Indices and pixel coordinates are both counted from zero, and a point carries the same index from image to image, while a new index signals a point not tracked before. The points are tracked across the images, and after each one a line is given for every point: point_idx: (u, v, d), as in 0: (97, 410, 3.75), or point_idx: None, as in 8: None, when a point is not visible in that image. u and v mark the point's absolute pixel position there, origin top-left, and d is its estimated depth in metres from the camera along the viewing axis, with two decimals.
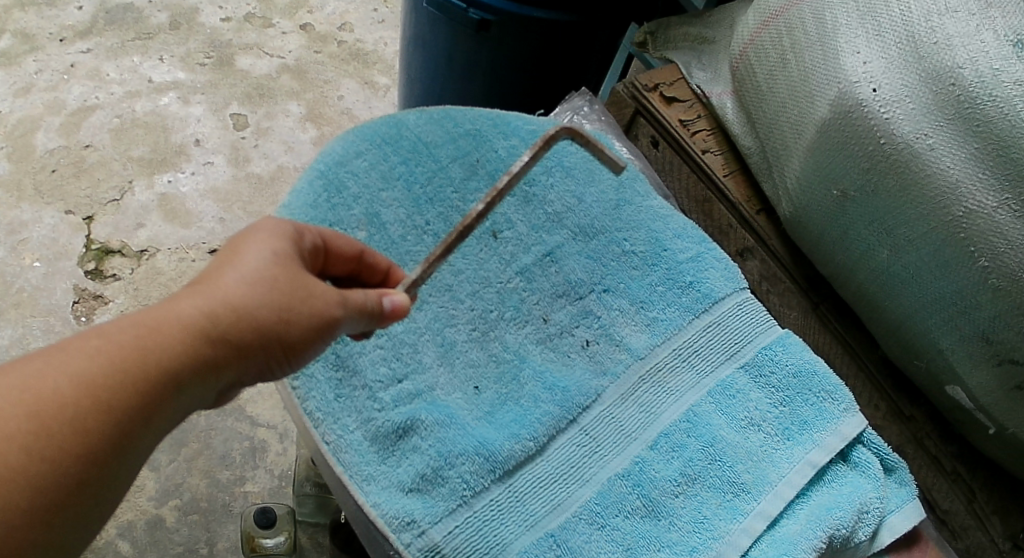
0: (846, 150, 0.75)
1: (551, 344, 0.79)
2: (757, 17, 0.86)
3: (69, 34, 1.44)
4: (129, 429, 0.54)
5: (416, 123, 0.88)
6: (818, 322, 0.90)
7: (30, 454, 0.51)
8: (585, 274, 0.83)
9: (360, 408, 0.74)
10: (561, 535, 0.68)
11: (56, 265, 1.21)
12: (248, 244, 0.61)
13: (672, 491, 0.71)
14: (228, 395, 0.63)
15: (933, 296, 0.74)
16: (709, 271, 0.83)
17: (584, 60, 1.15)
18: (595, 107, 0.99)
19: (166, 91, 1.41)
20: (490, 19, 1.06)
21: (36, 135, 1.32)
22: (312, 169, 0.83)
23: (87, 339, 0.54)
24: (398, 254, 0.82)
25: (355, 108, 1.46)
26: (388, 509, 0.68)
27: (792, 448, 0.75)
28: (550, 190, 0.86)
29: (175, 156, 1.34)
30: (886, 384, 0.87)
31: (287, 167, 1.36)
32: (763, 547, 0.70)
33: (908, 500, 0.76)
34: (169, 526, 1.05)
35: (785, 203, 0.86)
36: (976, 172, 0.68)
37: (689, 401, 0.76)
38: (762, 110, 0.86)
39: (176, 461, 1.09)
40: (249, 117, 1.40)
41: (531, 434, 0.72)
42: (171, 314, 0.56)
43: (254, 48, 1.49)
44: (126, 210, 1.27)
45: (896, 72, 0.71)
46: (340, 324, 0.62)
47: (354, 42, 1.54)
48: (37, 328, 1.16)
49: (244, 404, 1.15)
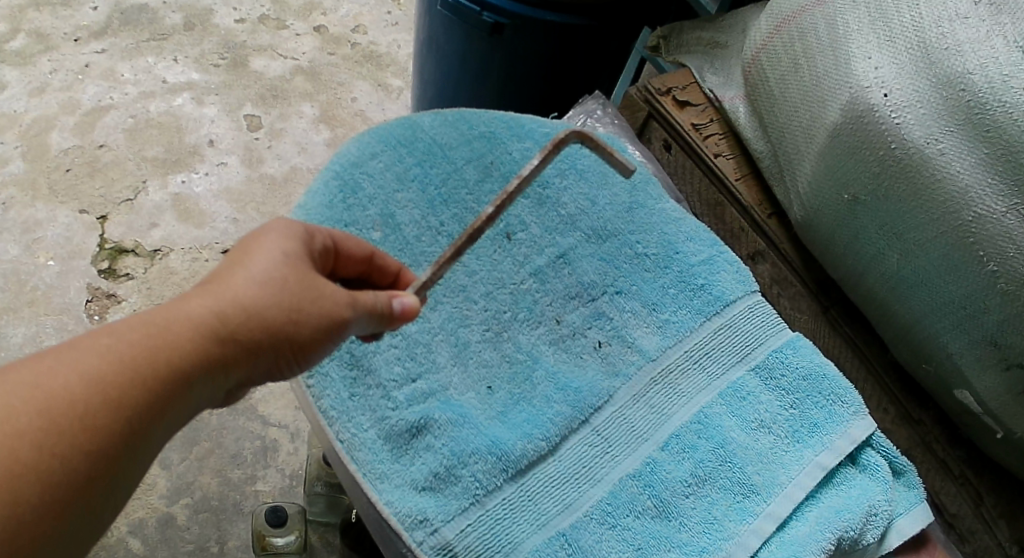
0: (857, 154, 0.76)
1: (564, 345, 0.80)
2: (770, 22, 0.86)
3: (84, 34, 1.45)
4: (139, 426, 0.55)
5: (431, 125, 0.89)
6: (828, 326, 0.90)
7: (41, 450, 0.52)
8: (597, 276, 0.83)
9: (374, 407, 0.74)
10: (571, 535, 0.69)
11: (70, 264, 1.23)
12: (258, 246, 0.61)
13: (682, 491, 0.72)
14: (236, 394, 0.64)
15: (943, 299, 0.75)
16: (721, 274, 0.83)
17: (597, 64, 1.15)
18: (608, 110, 1.00)
19: (180, 91, 1.42)
20: (504, 23, 1.06)
21: (51, 134, 1.33)
22: (328, 170, 0.85)
23: (96, 337, 0.55)
24: (413, 255, 0.83)
25: (369, 110, 1.46)
26: (401, 508, 0.69)
27: (801, 450, 0.75)
28: (563, 192, 0.87)
29: (189, 156, 1.35)
30: (896, 388, 0.87)
31: (300, 169, 1.37)
32: (772, 549, 0.70)
33: (917, 503, 0.76)
34: (180, 525, 1.06)
35: (797, 207, 0.86)
36: (985, 178, 0.68)
37: (700, 403, 0.77)
38: (774, 115, 0.86)
39: (188, 460, 1.10)
40: (263, 118, 1.41)
41: (544, 434, 0.72)
42: (180, 314, 0.57)
43: (267, 49, 1.50)
44: (140, 210, 1.28)
45: (907, 78, 0.72)
46: (349, 324, 0.63)
47: (368, 44, 1.55)
48: (50, 326, 1.17)
49: (255, 404, 1.16)
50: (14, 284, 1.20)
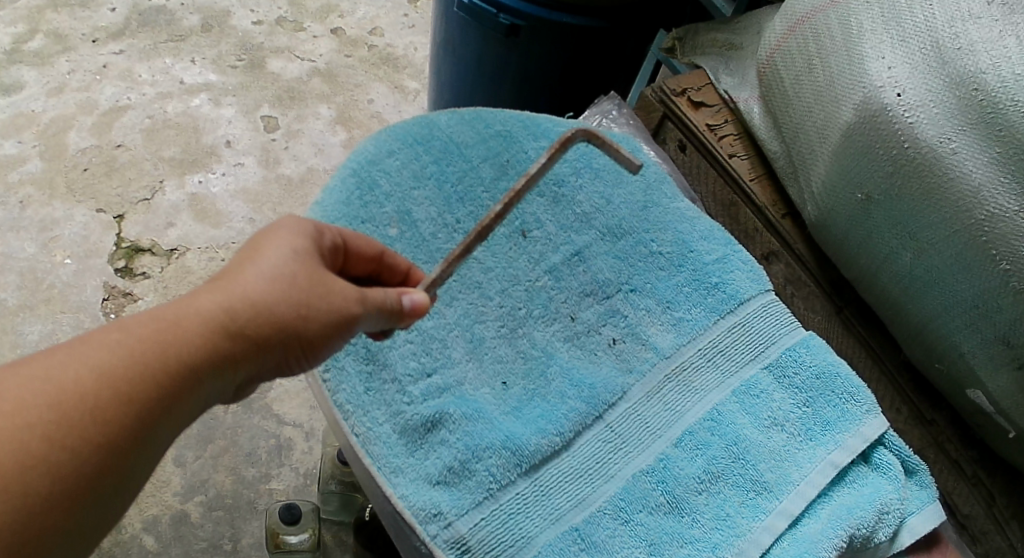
0: (870, 154, 0.76)
1: (578, 342, 0.80)
2: (784, 22, 0.87)
3: (102, 35, 1.47)
4: (149, 421, 0.56)
5: (448, 124, 0.90)
6: (841, 326, 0.91)
7: (52, 442, 0.53)
8: (612, 274, 0.84)
9: (390, 401, 0.75)
10: (584, 530, 0.69)
11: (87, 262, 1.24)
12: (268, 242, 0.62)
13: (695, 488, 0.72)
14: (247, 389, 0.65)
15: (955, 298, 0.75)
16: (735, 272, 0.84)
17: (612, 65, 1.16)
18: (623, 110, 1.01)
19: (198, 92, 1.43)
20: (520, 24, 1.07)
21: (69, 134, 1.35)
22: (345, 167, 0.86)
23: (108, 332, 0.56)
24: (429, 252, 0.84)
25: (385, 112, 1.48)
26: (415, 502, 0.70)
27: (814, 448, 0.75)
28: (579, 190, 0.88)
29: (206, 157, 1.36)
30: (909, 389, 0.87)
31: (317, 170, 1.38)
32: (784, 545, 0.71)
33: (928, 502, 0.76)
34: (194, 522, 1.07)
35: (811, 207, 0.87)
36: (998, 176, 0.69)
37: (713, 400, 0.77)
38: (789, 114, 0.86)
39: (202, 457, 1.11)
40: (280, 119, 1.43)
41: (558, 429, 0.73)
42: (190, 309, 0.58)
43: (285, 51, 1.52)
44: (156, 209, 1.30)
45: (920, 77, 0.72)
46: (359, 321, 0.64)
47: (385, 46, 1.57)
48: (66, 324, 1.18)
49: (270, 403, 1.17)
50: (30, 281, 1.21)
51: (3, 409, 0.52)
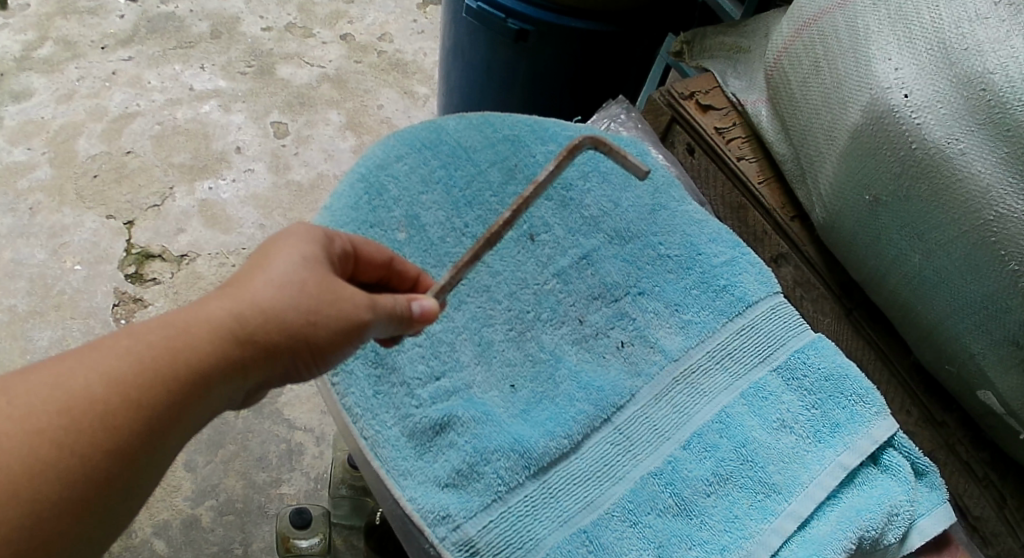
0: (878, 155, 0.76)
1: (586, 345, 0.81)
2: (792, 25, 0.87)
3: (111, 42, 1.48)
4: (159, 426, 0.56)
5: (456, 128, 0.91)
6: (851, 328, 0.90)
7: (61, 448, 0.53)
8: (620, 276, 0.84)
9: (399, 404, 0.75)
10: (593, 531, 0.69)
11: (97, 268, 1.25)
12: (278, 250, 0.63)
13: (704, 490, 0.72)
14: (258, 395, 0.65)
15: (965, 300, 0.75)
16: (743, 275, 0.84)
17: (622, 69, 1.17)
18: (631, 114, 1.02)
19: (207, 99, 1.44)
20: (529, 29, 1.08)
21: (78, 140, 1.36)
22: (354, 173, 0.86)
23: (118, 339, 0.56)
24: (437, 256, 0.84)
25: (395, 117, 1.48)
26: (424, 504, 0.70)
27: (823, 450, 0.75)
28: (586, 194, 0.88)
29: (216, 163, 1.37)
30: (918, 390, 0.87)
31: (328, 175, 1.39)
32: (793, 548, 0.71)
33: (938, 504, 0.76)
34: (204, 527, 1.08)
35: (819, 209, 0.87)
36: (1006, 176, 0.69)
37: (722, 402, 0.77)
38: (796, 117, 0.86)
39: (213, 462, 1.12)
40: (290, 125, 1.43)
41: (566, 432, 0.73)
42: (199, 316, 0.58)
43: (294, 57, 1.52)
44: (166, 215, 1.30)
45: (927, 78, 0.73)
46: (368, 328, 0.64)
47: (394, 52, 1.57)
48: (77, 329, 1.19)
49: (281, 407, 1.17)
50: (40, 287, 1.22)
51: (11, 415, 0.52)
